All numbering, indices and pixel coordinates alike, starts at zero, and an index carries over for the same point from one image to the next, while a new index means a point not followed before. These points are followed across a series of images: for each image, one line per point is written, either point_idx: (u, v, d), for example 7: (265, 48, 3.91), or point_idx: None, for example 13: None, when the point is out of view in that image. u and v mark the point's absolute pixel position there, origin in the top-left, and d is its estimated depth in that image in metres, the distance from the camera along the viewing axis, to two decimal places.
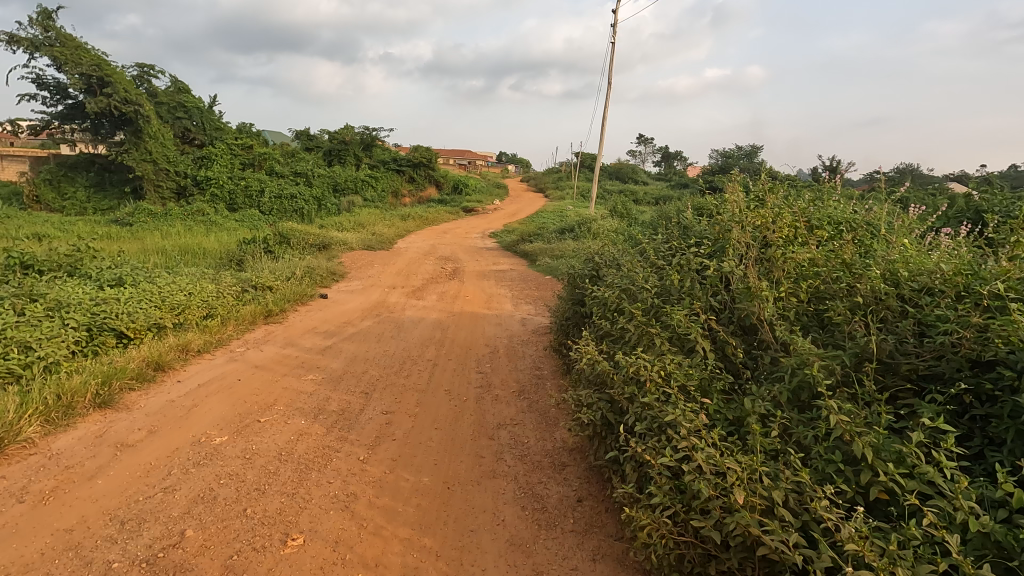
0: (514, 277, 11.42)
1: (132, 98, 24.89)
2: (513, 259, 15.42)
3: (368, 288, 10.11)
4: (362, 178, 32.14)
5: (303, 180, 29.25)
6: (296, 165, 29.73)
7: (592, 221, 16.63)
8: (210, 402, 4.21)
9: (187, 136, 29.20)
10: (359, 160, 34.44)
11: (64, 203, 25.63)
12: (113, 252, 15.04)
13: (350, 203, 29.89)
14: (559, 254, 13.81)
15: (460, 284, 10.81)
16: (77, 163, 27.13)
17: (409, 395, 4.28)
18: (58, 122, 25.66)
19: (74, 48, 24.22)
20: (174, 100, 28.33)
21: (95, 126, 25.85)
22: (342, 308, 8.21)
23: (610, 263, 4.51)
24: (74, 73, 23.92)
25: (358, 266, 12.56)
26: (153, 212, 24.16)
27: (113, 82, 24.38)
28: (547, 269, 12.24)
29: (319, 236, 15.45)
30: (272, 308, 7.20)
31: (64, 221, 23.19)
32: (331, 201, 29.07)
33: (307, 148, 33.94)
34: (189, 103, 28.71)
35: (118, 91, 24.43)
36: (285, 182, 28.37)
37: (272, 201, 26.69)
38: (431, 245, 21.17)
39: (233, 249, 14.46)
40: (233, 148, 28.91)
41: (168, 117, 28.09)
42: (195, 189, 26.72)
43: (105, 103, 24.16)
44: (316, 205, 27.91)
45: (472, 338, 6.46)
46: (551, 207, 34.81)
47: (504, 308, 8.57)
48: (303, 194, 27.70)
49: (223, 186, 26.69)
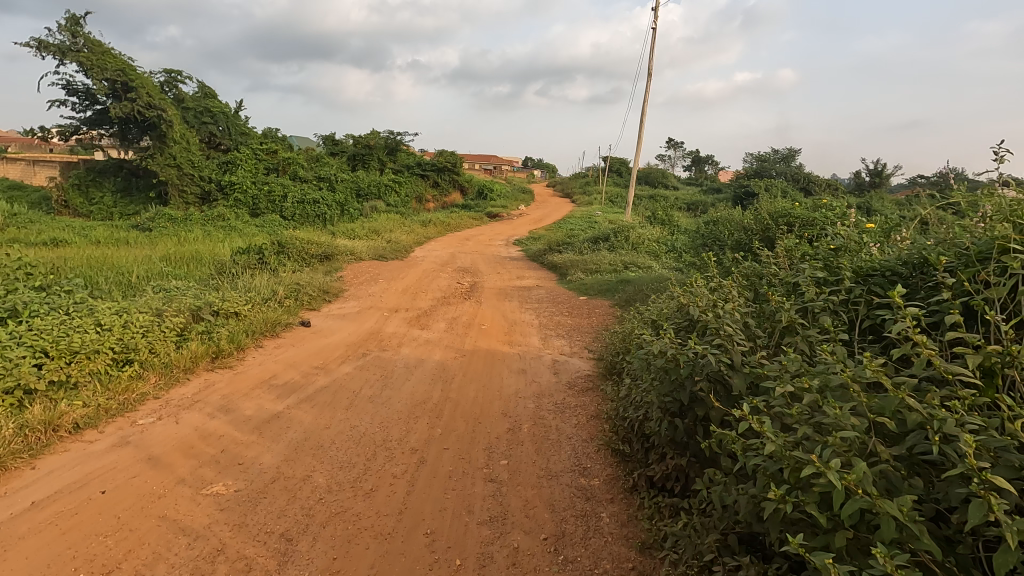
0: (542, 299, 9.47)
1: (156, 102, 23.90)
2: (540, 273, 13.48)
3: (367, 312, 8.31)
4: (385, 183, 30.78)
5: (326, 185, 28.03)
6: (319, 170, 28.47)
7: (630, 229, 14.61)
8: (17, 555, 2.44)
9: (213, 141, 28.26)
10: (383, 165, 33.08)
11: (91, 208, 24.74)
12: (112, 263, 13.65)
13: (373, 210, 28.42)
14: (595, 268, 11.83)
15: (477, 307, 8.98)
16: (104, 167, 26.26)
17: (361, 551, 2.45)
18: (86, 127, 24.90)
19: (101, 53, 23.37)
20: (200, 105, 27.35)
21: (122, 131, 24.94)
22: (323, 343, 6.40)
23: (738, 318, 2.53)
24: (100, 79, 23.08)
25: (361, 282, 10.79)
26: (174, 216, 22.99)
27: (137, 86, 23.42)
28: (581, 288, 10.26)
29: (326, 247, 13.74)
30: (221, 348, 5.44)
31: (86, 225, 22.29)
32: (353, 206, 27.61)
33: (332, 153, 32.86)
34: (214, 107, 27.67)
35: (142, 96, 23.51)
36: (308, 187, 27.13)
37: (294, 206, 25.32)
38: (451, 254, 19.37)
39: (230, 259, 12.83)
40: (257, 152, 27.73)
41: (193, 122, 27.13)
42: (218, 195, 25.60)
43: (129, 107, 23.25)
44: (338, 210, 26.61)
45: (490, 401, 4.52)
46: (579, 213, 32.89)
47: (529, 345, 6.59)
48: (326, 198, 26.30)
49: (247, 191, 25.49)
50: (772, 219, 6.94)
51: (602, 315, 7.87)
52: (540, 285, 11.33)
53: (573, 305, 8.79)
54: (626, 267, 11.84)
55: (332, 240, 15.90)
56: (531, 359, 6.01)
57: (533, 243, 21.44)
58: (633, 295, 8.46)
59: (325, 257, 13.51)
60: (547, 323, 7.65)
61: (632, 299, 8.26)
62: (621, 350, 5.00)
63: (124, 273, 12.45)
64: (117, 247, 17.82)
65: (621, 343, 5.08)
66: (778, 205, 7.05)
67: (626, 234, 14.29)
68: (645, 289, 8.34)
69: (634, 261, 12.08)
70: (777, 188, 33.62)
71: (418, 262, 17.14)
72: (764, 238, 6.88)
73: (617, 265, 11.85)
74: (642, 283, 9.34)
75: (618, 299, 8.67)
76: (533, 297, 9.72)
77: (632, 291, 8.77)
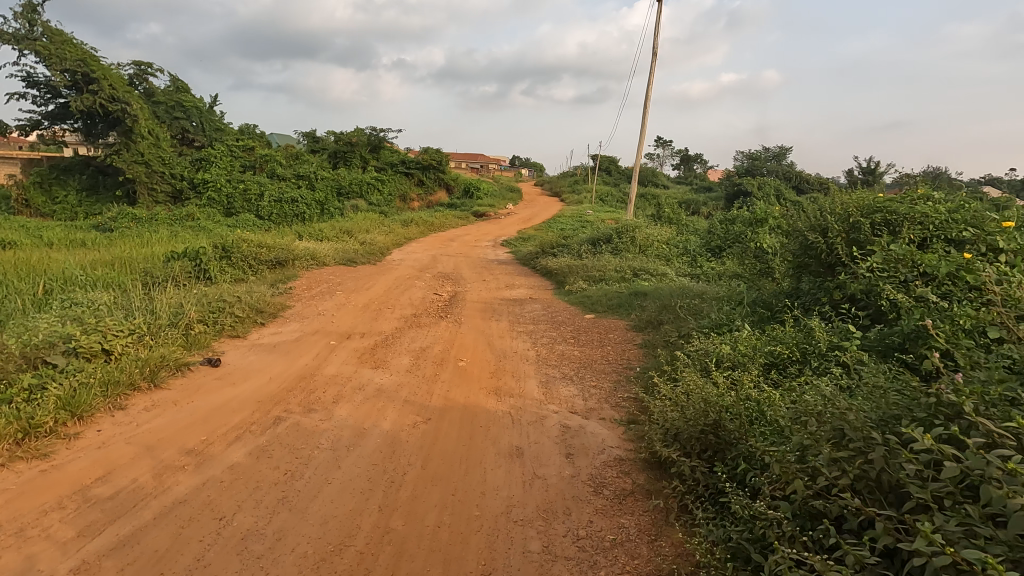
0: (538, 318, 7.47)
1: (120, 95, 21.34)
2: (532, 281, 11.49)
3: (309, 342, 6.25)
4: (368, 181, 28.55)
5: (306, 182, 25.51)
6: (298, 168, 25.99)
7: (636, 228, 12.68)
8: None
9: (186, 138, 25.86)
10: (365, 163, 30.92)
11: (52, 208, 22.38)
12: (37, 267, 11.35)
13: (355, 209, 26.29)
14: (599, 275, 9.92)
15: (455, 329, 6.99)
16: (69, 164, 23.74)
17: None
18: (46, 122, 22.35)
19: (61, 42, 20.96)
20: (171, 100, 25.02)
21: (86, 126, 22.45)
22: (223, 398, 4.37)
23: None
24: (58, 70, 20.64)
25: (315, 296, 8.71)
26: (139, 216, 20.66)
27: (99, 77, 20.97)
28: (584, 301, 8.30)
29: (282, 252, 11.59)
30: (37, 425, 3.43)
31: (41, 225, 19.88)
32: (334, 205, 25.43)
33: (312, 151, 30.83)
34: (186, 101, 25.33)
35: (104, 88, 21.00)
36: (287, 185, 24.65)
37: (271, 205, 23.04)
38: (433, 258, 17.32)
39: (165, 264, 10.60)
40: (233, 150, 25.39)
41: (164, 117, 24.79)
42: (190, 194, 23.27)
43: (91, 100, 20.77)
44: (318, 210, 24.43)
45: (466, 540, 2.56)
46: (570, 212, 31.05)
47: (525, 398, 4.53)
48: (305, 197, 24.11)
49: (220, 190, 23.08)
50: (860, 211, 4.95)
51: (620, 347, 5.89)
52: (534, 297, 9.37)
53: (578, 327, 6.81)
54: (637, 275, 9.94)
55: (297, 244, 13.73)
56: (533, 428, 3.94)
57: (522, 245, 19.51)
58: (657, 316, 6.51)
59: (278, 264, 11.34)
60: (547, 358, 5.65)
61: (659, 324, 6.29)
62: (692, 437, 2.92)
63: (40, 282, 10.16)
64: (71, 249, 15.41)
65: (687, 419, 3.04)
66: (862, 195, 5.16)
67: (631, 234, 12.35)
68: (676, 310, 6.38)
69: (646, 267, 10.18)
70: (770, 186, 32.31)
71: (395, 267, 15.05)
72: (845, 241, 4.89)
73: (626, 272, 9.93)
74: (665, 297, 7.37)
75: (637, 320, 6.69)
76: (527, 314, 7.74)
77: (655, 310, 6.78)
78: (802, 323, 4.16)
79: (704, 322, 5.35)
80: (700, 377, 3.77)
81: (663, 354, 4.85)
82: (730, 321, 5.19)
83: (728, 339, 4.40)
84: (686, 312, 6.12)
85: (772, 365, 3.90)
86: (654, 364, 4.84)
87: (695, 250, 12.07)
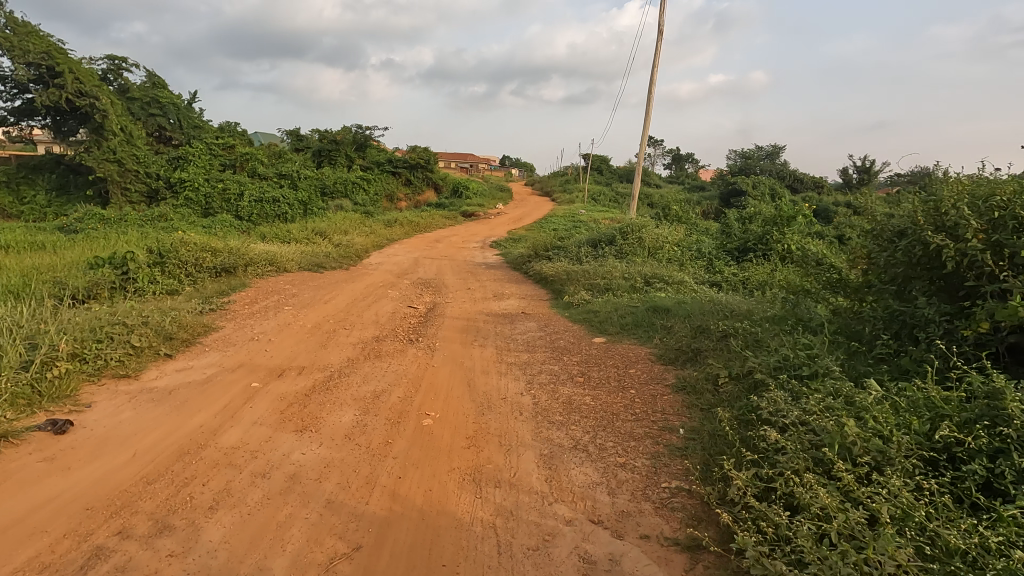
0: (533, 343, 5.84)
1: (88, 89, 19.61)
2: (524, 290, 9.85)
3: (221, 385, 4.56)
4: (353, 180, 26.77)
5: (288, 182, 23.58)
6: (281, 166, 24.08)
7: (641, 227, 11.09)
8: None
9: (163, 136, 23.96)
10: (351, 162, 29.14)
11: (20, 209, 20.25)
12: None
13: (339, 209, 24.52)
14: (604, 284, 8.32)
15: (426, 360, 5.35)
16: (38, 162, 21.70)
17: None
18: (12, 118, 20.22)
19: (26, 34, 18.70)
20: (146, 96, 23.24)
21: (55, 122, 20.40)
22: (30, 504, 2.71)
23: None
24: (20, 63, 18.58)
25: (256, 313, 6.98)
26: (107, 216, 18.78)
27: (63, 70, 19.00)
28: (589, 318, 6.68)
29: (231, 258, 9.81)
30: None
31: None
32: (318, 205, 23.67)
33: (296, 150, 29.21)
34: (162, 97, 23.53)
35: (70, 81, 19.14)
36: (268, 184, 22.68)
37: (251, 205, 21.02)
38: (415, 262, 15.62)
39: (87, 270, 8.76)
40: (212, 147, 23.39)
41: (138, 114, 22.93)
42: (165, 193, 21.15)
43: (56, 95, 19.00)
44: (301, 210, 22.56)
45: None
46: (561, 212, 29.54)
47: (520, 495, 2.90)
48: (287, 196, 22.17)
49: (198, 189, 21.05)
50: (1010, 200, 3.34)
51: (647, 394, 4.26)
52: (527, 311, 7.75)
53: (587, 359, 5.17)
54: (649, 283, 8.37)
55: (255, 248, 11.93)
56: (536, 573, 2.32)
57: (512, 247, 17.91)
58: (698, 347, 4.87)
59: (225, 272, 9.55)
60: (547, 411, 4.02)
61: (703, 359, 4.65)
62: None
63: None
64: (16, 254, 13.33)
65: None
66: (995, 176, 3.59)
67: (636, 234, 10.77)
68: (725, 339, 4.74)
69: (659, 273, 8.61)
70: (765, 184, 31.13)
71: (371, 272, 13.31)
72: (985, 244, 3.31)
73: (637, 280, 8.33)
74: (697, 316, 5.75)
75: (668, 350, 5.06)
76: (519, 337, 6.11)
77: (691, 337, 5.15)
78: (967, 379, 2.60)
79: (779, 364, 3.72)
80: (834, 500, 2.16)
81: (729, 418, 3.23)
82: (818, 362, 3.58)
83: (841, 403, 2.78)
84: (741, 342, 4.48)
85: (942, 465, 2.32)
86: (717, 437, 3.22)
87: (712, 253, 10.52)
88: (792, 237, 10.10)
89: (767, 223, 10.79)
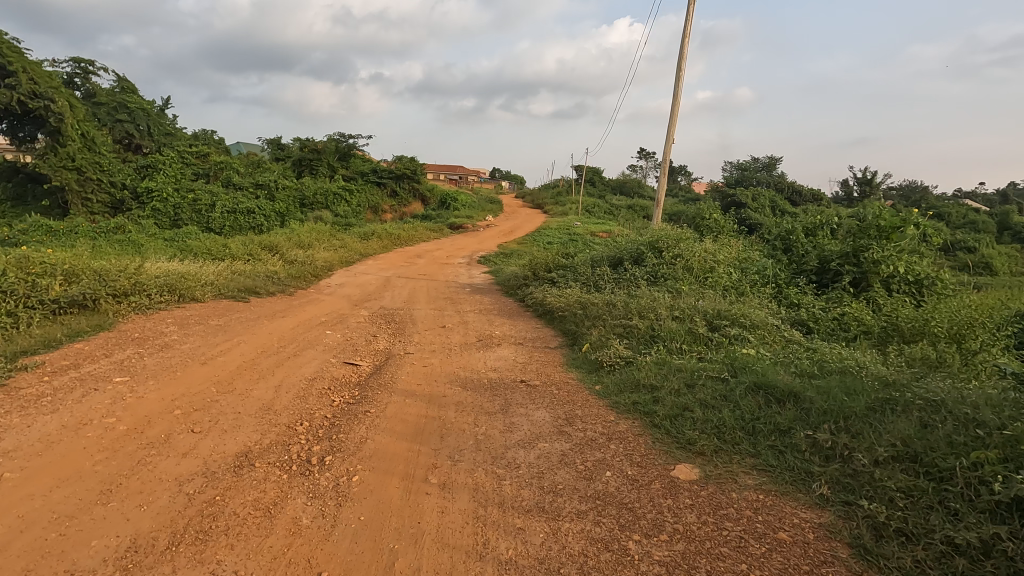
0: (553, 482, 2.81)
1: (44, 90, 15.26)
2: (521, 331, 6.89)
3: None
4: (334, 191, 23.71)
5: (265, 192, 20.43)
6: (257, 175, 20.80)
7: (678, 240, 8.19)
8: None
9: (131, 145, 19.93)
10: (334, 172, 26.20)
11: None
12: None
13: (318, 221, 21.39)
14: (654, 331, 5.32)
15: (321, 554, 2.28)
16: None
17: None
18: None
19: None
20: (114, 101, 19.69)
21: (10, 127, 15.90)
22: None
23: None
24: None
25: (46, 395, 3.89)
26: (56, 226, 14.83)
27: (16, 67, 14.79)
28: (645, 406, 3.68)
29: (91, 284, 6.68)
30: None
31: None
32: (296, 217, 20.68)
33: (278, 160, 26.52)
34: (132, 102, 19.87)
35: (22, 80, 14.81)
36: (243, 195, 19.43)
37: (223, 217, 18.00)
38: (384, 283, 12.54)
39: None
40: (184, 155, 19.98)
41: (103, 119, 19.02)
42: (132, 204, 17.44)
43: (5, 96, 14.47)
44: (279, 223, 19.54)
45: None
46: (555, 224, 26.71)
47: None
48: (263, 206, 19.18)
49: (167, 200, 17.51)
50: None
51: None
52: (528, 378, 4.76)
53: (696, 556, 2.18)
54: (717, 328, 5.41)
55: (155, 268, 8.75)
56: None
57: (505, 264, 14.95)
58: (989, 542, 1.96)
59: (81, 305, 6.45)
60: None
61: None
62: None
63: None
64: None
65: None
66: None
67: (674, 250, 7.84)
68: None
69: (729, 310, 5.66)
70: (765, 197, 28.61)
71: (325, 299, 10.19)
72: None
73: (697, 321, 5.42)
74: (891, 422, 2.82)
75: (896, 544, 2.13)
76: (518, 458, 3.10)
77: (938, 500, 2.22)
78: None
79: None
80: None
81: None
82: None
83: None
84: None
85: None
86: None
87: (779, 277, 7.65)
88: (898, 253, 7.15)
89: (852, 236, 7.92)
